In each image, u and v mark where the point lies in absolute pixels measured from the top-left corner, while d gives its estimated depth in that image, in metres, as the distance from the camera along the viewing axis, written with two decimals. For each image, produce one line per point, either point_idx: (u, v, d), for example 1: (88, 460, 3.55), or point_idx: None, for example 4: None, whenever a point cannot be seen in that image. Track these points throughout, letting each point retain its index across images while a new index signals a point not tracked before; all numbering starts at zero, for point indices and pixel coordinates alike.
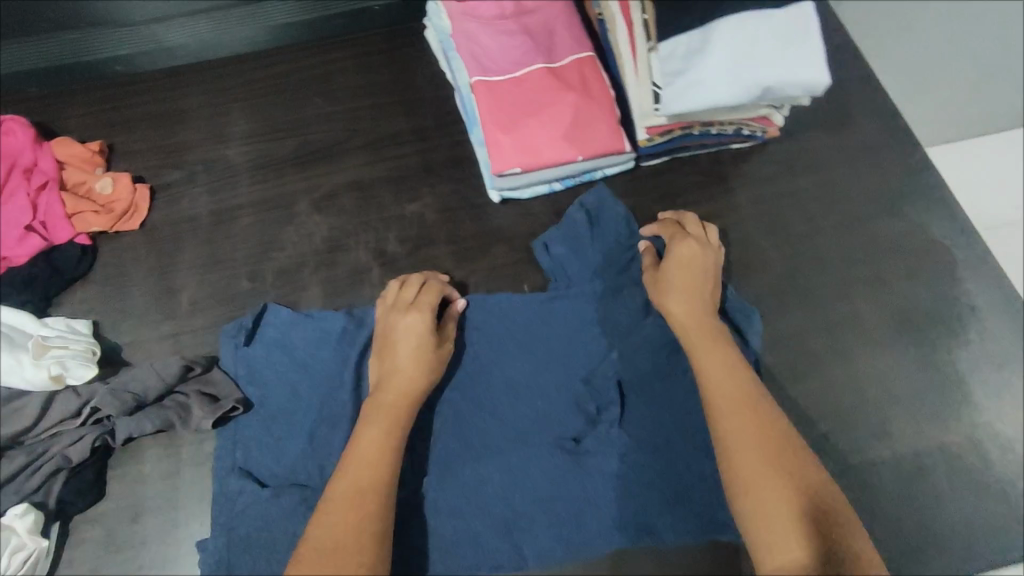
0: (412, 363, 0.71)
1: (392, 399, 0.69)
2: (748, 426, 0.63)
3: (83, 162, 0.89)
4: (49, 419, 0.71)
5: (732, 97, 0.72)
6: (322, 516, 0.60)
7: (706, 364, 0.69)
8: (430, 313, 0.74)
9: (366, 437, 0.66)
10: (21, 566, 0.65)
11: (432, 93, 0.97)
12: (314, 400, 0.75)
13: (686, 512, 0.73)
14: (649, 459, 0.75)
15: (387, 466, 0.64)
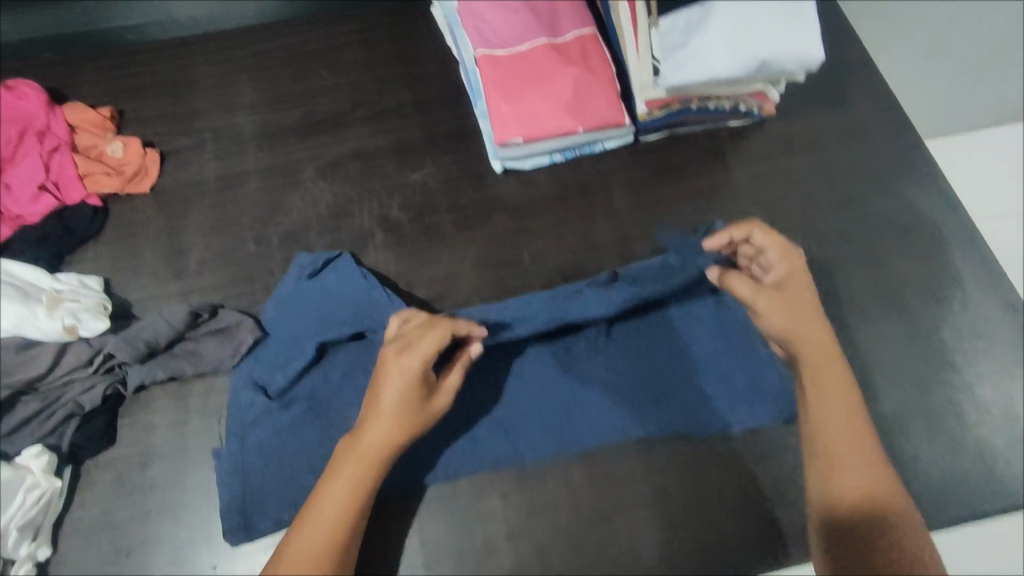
0: (392, 420, 0.64)
1: (363, 456, 0.63)
2: (843, 419, 0.67)
3: (95, 127, 0.90)
4: (62, 366, 0.75)
5: (730, 70, 0.75)
6: (275, 564, 0.60)
7: (814, 363, 0.69)
8: (422, 367, 0.64)
9: (330, 494, 0.63)
10: (35, 503, 0.69)
11: (436, 67, 0.99)
12: (316, 324, 0.78)
13: (670, 410, 0.75)
14: (633, 364, 0.78)
15: (345, 533, 0.62)
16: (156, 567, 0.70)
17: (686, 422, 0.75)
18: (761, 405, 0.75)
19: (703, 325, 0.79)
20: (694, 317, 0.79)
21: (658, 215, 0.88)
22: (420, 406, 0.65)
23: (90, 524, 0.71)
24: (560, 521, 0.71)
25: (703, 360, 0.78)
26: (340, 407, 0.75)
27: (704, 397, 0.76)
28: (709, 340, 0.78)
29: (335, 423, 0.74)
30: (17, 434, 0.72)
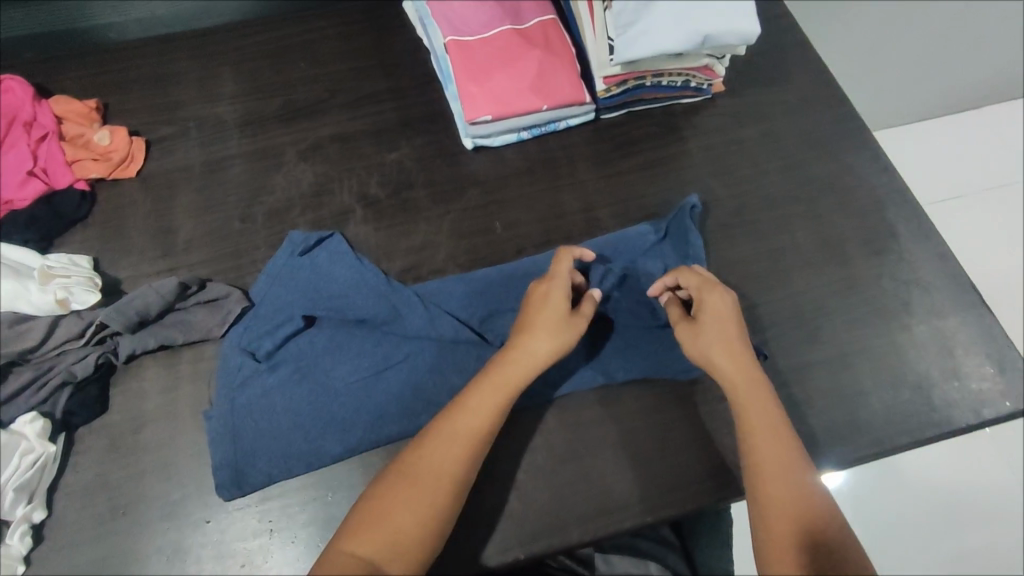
0: (542, 332, 0.70)
1: (517, 359, 0.70)
2: (773, 440, 0.67)
3: (81, 117, 0.94)
4: (54, 339, 0.77)
5: (677, 44, 0.82)
6: (427, 443, 0.65)
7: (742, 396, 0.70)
8: (568, 283, 0.74)
9: (482, 390, 0.68)
10: (31, 466, 0.71)
11: (409, 57, 1.05)
12: (301, 297, 0.81)
13: (636, 356, 0.80)
14: (601, 318, 0.83)
15: (494, 425, 0.67)
16: (152, 523, 0.73)
17: (652, 369, 0.80)
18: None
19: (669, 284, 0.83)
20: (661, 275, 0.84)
21: (620, 184, 0.94)
22: (577, 318, 0.72)
23: (85, 486, 0.74)
24: (537, 461, 0.76)
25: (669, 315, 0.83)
26: (327, 367, 0.79)
27: (670, 347, 0.81)
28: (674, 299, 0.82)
29: (322, 382, 0.78)
30: (11, 403, 0.74)
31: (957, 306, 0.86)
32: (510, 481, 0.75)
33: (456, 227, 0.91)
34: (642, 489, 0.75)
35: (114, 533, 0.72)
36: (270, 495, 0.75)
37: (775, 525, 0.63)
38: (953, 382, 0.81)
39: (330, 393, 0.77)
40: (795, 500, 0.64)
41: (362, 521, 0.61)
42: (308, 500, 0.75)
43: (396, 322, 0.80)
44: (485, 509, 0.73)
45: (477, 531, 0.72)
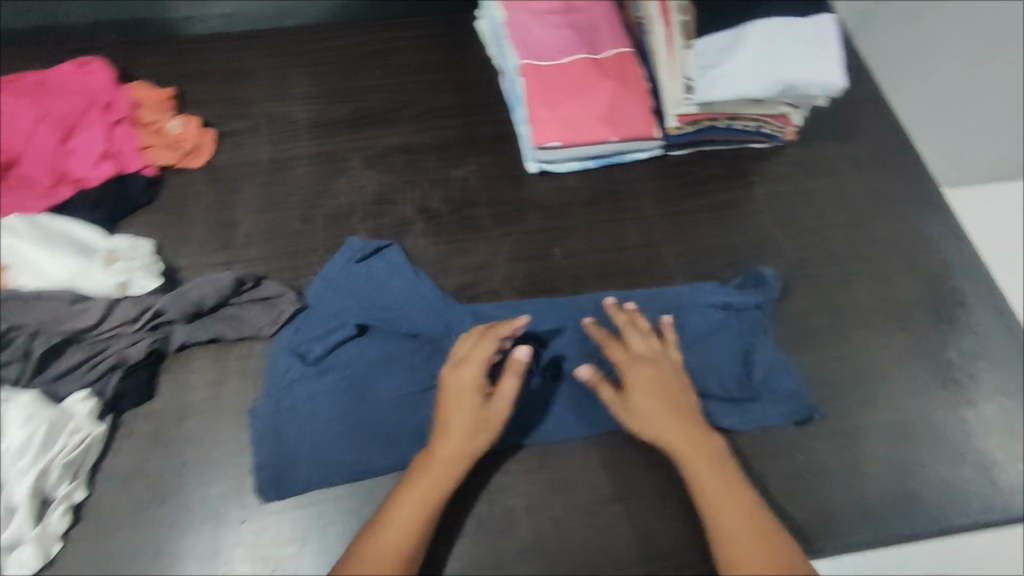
0: (456, 428, 0.69)
1: (439, 461, 0.68)
2: (739, 522, 0.66)
3: (157, 104, 0.96)
4: (109, 321, 0.77)
5: (760, 89, 0.81)
6: (358, 566, 0.63)
7: (700, 482, 0.69)
8: (479, 370, 0.71)
9: (413, 494, 0.67)
10: (77, 446, 0.70)
11: (481, 75, 1.06)
12: (356, 306, 0.82)
13: None
14: None
15: (423, 533, 0.66)
16: (189, 518, 0.72)
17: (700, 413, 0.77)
18: (769, 408, 0.78)
19: (729, 347, 0.81)
20: (723, 341, 0.81)
21: (683, 224, 0.93)
22: (671, 424, 0.71)
23: (126, 471, 0.73)
24: (580, 499, 0.74)
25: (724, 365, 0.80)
26: (374, 379, 0.78)
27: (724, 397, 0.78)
28: (730, 360, 0.80)
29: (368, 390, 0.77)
30: (63, 379, 0.74)
31: None
32: (552, 516, 0.73)
33: (515, 251, 0.90)
34: (686, 539, 0.73)
35: (150, 525, 0.71)
36: (306, 503, 0.73)
37: None
38: (1015, 463, 0.79)
39: (375, 404, 0.77)
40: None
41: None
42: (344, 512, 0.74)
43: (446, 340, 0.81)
44: (522, 542, 0.71)
45: (513, 565, 0.70)
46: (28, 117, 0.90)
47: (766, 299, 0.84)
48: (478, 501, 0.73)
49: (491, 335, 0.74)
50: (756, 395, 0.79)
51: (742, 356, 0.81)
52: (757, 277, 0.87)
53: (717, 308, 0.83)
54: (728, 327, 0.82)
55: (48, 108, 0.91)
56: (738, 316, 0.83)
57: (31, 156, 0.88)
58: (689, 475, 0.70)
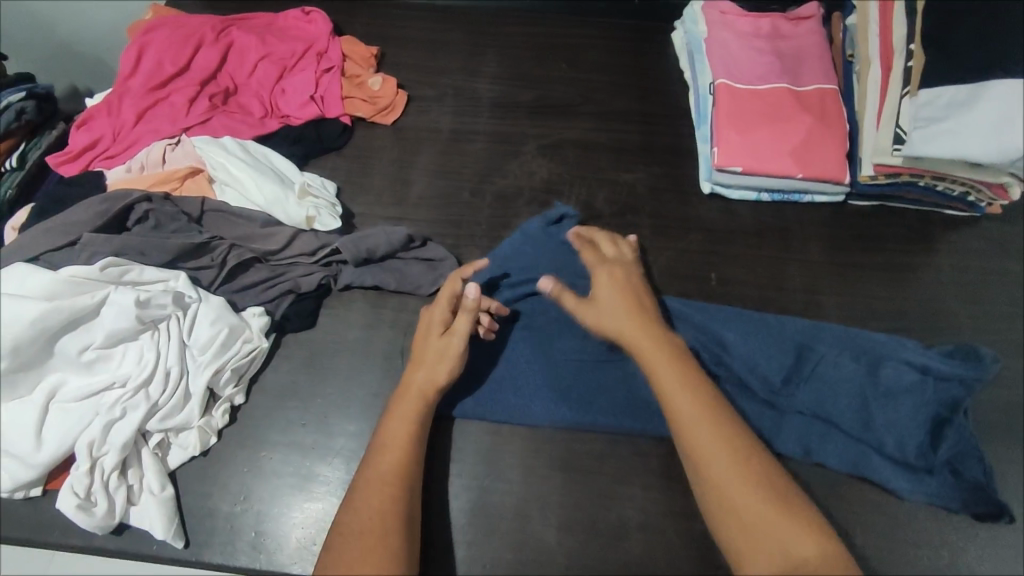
0: (420, 365, 0.71)
1: (411, 388, 0.70)
2: (703, 429, 0.63)
3: (362, 60, 1.03)
4: (291, 249, 0.83)
5: (984, 154, 0.75)
6: (353, 501, 0.63)
7: (665, 386, 0.65)
8: (439, 310, 0.73)
9: (394, 426, 0.68)
10: (246, 355, 0.76)
11: (667, 86, 1.05)
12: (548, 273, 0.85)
13: (847, 448, 0.74)
14: (826, 406, 0.75)
15: (414, 452, 0.67)
16: (324, 446, 0.76)
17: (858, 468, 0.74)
18: (941, 486, 0.72)
19: (920, 412, 0.73)
20: (915, 402, 0.74)
21: (854, 277, 0.88)
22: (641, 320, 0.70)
23: (279, 388, 0.79)
24: (697, 530, 0.72)
25: (903, 434, 0.73)
26: (553, 345, 0.81)
27: (891, 462, 0.73)
28: (918, 424, 0.73)
29: (547, 348, 0.81)
30: (245, 292, 0.81)
31: None
32: (666, 539, 0.71)
33: (672, 267, 0.89)
34: None
35: (292, 442, 0.76)
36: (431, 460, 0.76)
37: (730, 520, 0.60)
38: None
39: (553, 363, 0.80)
40: (733, 464, 0.61)
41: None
42: (467, 487, 0.74)
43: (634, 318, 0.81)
44: (632, 557, 0.70)
45: None
46: (255, 53, 1.00)
47: (976, 377, 0.74)
48: (596, 504, 0.73)
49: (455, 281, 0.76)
50: (935, 469, 0.72)
51: (932, 426, 0.73)
52: (974, 352, 0.76)
53: (913, 368, 0.76)
54: (923, 392, 0.74)
55: (272, 48, 1.00)
56: (935, 384, 0.75)
57: (251, 88, 0.98)
58: (659, 381, 0.66)
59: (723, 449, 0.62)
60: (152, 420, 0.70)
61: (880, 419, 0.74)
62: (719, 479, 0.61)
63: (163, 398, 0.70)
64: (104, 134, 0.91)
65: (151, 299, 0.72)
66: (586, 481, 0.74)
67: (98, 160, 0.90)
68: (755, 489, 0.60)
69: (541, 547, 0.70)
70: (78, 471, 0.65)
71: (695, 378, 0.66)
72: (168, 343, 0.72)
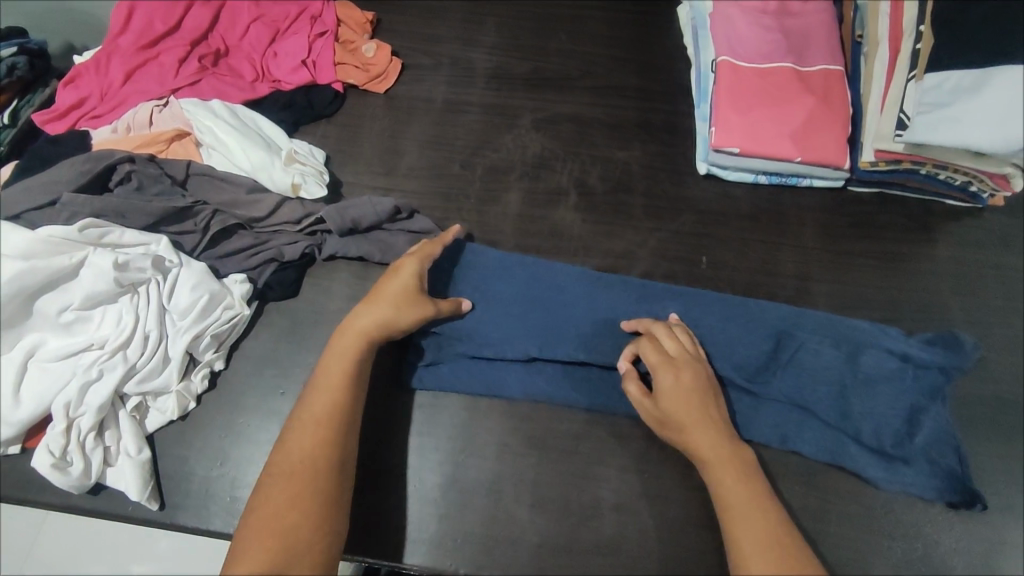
0: (385, 300, 0.71)
1: (351, 327, 0.70)
2: (753, 517, 0.61)
3: (357, 25, 1.01)
4: (277, 218, 0.83)
5: (987, 143, 0.72)
6: (284, 443, 0.63)
7: (722, 483, 0.64)
8: (423, 266, 0.75)
9: (336, 365, 0.67)
10: (228, 321, 0.76)
11: (669, 62, 1.02)
12: (514, 268, 0.83)
13: (826, 437, 0.74)
14: (804, 395, 0.75)
15: (349, 397, 0.66)
16: None
17: (834, 457, 0.73)
18: (919, 476, 0.72)
19: (899, 401, 0.74)
20: (895, 390, 0.74)
21: (847, 265, 0.86)
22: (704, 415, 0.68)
23: (259, 355, 0.79)
24: (669, 513, 0.72)
25: (881, 423, 0.73)
26: (526, 330, 0.79)
27: (868, 451, 0.73)
28: (896, 413, 0.73)
29: (515, 321, 0.79)
30: (228, 258, 0.81)
31: None
32: (638, 520, 0.71)
33: (663, 248, 0.87)
34: None
35: (270, 410, 0.76)
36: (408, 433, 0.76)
37: None
38: None
39: (522, 336, 0.78)
40: (772, 546, 0.59)
41: (239, 545, 0.57)
42: (441, 460, 0.74)
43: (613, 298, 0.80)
44: (602, 535, 0.70)
45: (589, 558, 0.69)
46: (248, 14, 0.97)
47: (957, 365, 0.74)
48: (569, 483, 0.73)
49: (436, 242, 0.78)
50: (910, 458, 0.72)
51: (910, 415, 0.74)
52: (956, 340, 0.76)
53: (894, 356, 0.76)
54: (903, 379, 0.74)
55: (266, 9, 0.98)
56: (916, 372, 0.75)
57: (243, 51, 0.96)
58: (712, 475, 0.65)
59: (763, 534, 0.60)
60: (130, 383, 0.70)
61: (860, 407, 0.74)
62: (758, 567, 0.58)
63: (141, 360, 0.70)
64: (92, 94, 0.90)
65: (130, 262, 0.72)
66: (561, 459, 0.74)
67: (84, 119, 0.89)
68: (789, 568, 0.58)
69: (512, 523, 0.71)
70: (54, 431, 0.66)
71: (746, 472, 0.65)
72: (147, 306, 0.72)
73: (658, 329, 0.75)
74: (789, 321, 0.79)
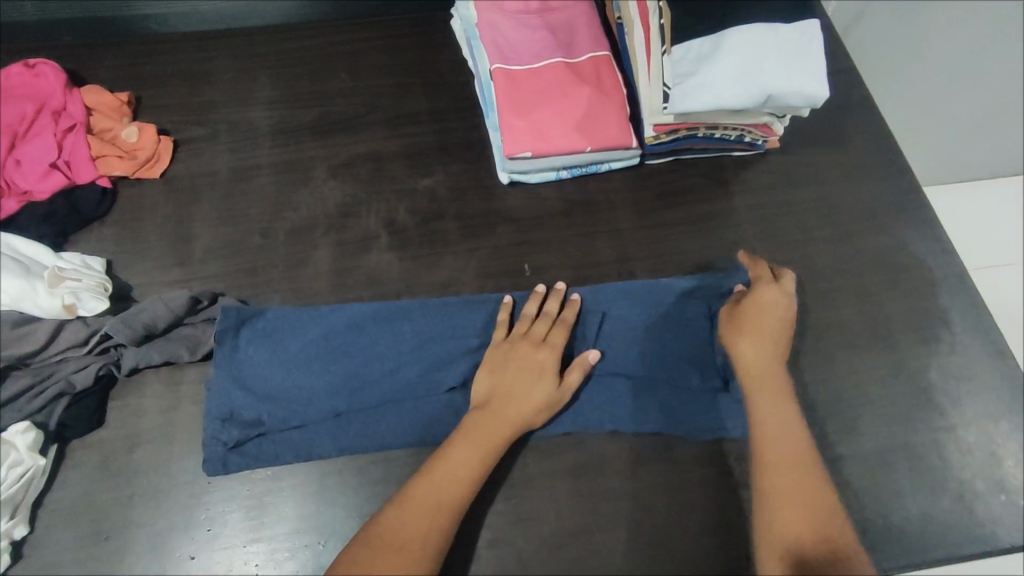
0: (522, 397, 0.71)
1: (501, 413, 0.70)
2: (787, 443, 0.69)
3: (111, 111, 0.92)
4: (56, 345, 0.74)
5: (738, 100, 0.78)
6: (401, 515, 0.64)
7: (765, 414, 0.71)
8: (560, 356, 0.74)
9: (463, 449, 0.68)
10: (16, 480, 0.67)
11: (454, 78, 1.01)
12: (310, 326, 0.79)
13: (655, 395, 0.78)
14: (626, 359, 0.80)
15: (475, 485, 0.67)
16: (139, 555, 0.69)
17: (666, 412, 0.77)
18: (742, 399, 0.78)
19: (699, 338, 0.81)
20: (693, 330, 0.81)
21: (661, 237, 0.90)
22: (777, 367, 0.74)
23: (72, 504, 0.70)
24: (544, 532, 0.72)
25: (695, 360, 0.80)
26: (337, 386, 0.76)
27: (694, 391, 0.78)
28: (694, 348, 0.81)
29: (320, 381, 0.76)
30: (5, 408, 0.71)
31: (1006, 409, 0.82)
32: (516, 550, 0.71)
33: (486, 267, 0.86)
34: None
35: (97, 563, 0.68)
36: (261, 536, 0.70)
37: (784, 523, 0.64)
38: (994, 492, 0.78)
39: (329, 395, 0.75)
40: (800, 482, 0.66)
41: None
42: (304, 554, 0.70)
43: (414, 328, 0.79)
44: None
45: None
46: None
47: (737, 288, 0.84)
48: None
49: (563, 326, 0.78)
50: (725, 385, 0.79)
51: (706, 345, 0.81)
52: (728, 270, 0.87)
53: (686, 297, 0.83)
54: (698, 316, 0.82)
55: None
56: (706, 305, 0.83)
57: None
58: (759, 407, 0.71)
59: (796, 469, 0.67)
60: None
61: (673, 352, 0.80)
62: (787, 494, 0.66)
63: None
64: None
65: None
66: None
67: None
68: (811, 500, 0.65)
69: None
70: None
71: (798, 420, 0.71)
72: None
73: (767, 275, 0.80)
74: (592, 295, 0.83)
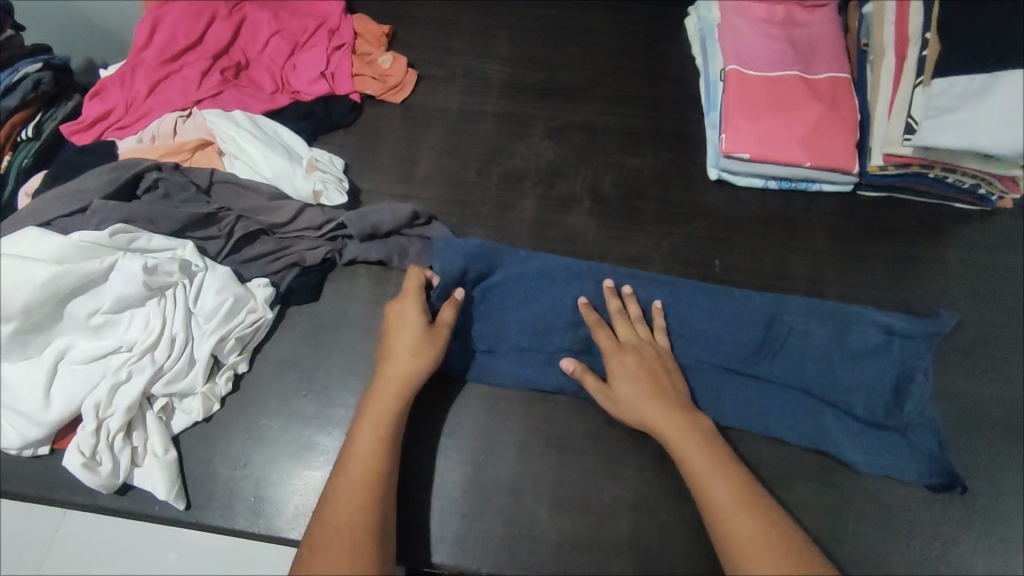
0: (404, 350, 0.72)
1: (384, 388, 0.70)
2: (722, 481, 0.65)
3: (373, 39, 1.03)
4: (298, 223, 0.84)
5: (994, 146, 0.75)
6: (326, 511, 0.62)
7: (691, 456, 0.67)
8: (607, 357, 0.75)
9: (364, 434, 0.67)
10: (252, 324, 0.78)
11: (678, 72, 1.04)
12: (508, 265, 0.85)
13: (822, 418, 0.76)
14: (799, 375, 0.78)
15: (387, 464, 0.66)
16: (325, 417, 0.78)
17: (828, 437, 0.75)
18: (918, 449, 0.74)
19: (885, 373, 0.77)
20: (880, 363, 0.78)
21: (861, 268, 0.88)
22: (659, 407, 0.70)
23: (283, 358, 0.81)
24: (688, 511, 0.73)
25: (876, 396, 0.77)
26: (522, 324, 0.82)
27: (866, 425, 0.76)
28: (882, 382, 0.77)
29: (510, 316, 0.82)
30: (252, 263, 0.83)
31: None
32: (658, 519, 0.72)
33: (676, 253, 0.89)
34: None
35: (293, 412, 0.78)
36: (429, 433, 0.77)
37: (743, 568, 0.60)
38: None
39: (516, 330, 0.82)
40: (747, 515, 0.62)
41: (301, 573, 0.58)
42: (463, 460, 0.75)
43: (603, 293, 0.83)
44: (621, 532, 0.72)
45: (609, 555, 0.71)
46: (268, 27, 1.00)
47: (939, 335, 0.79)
48: (590, 483, 0.74)
49: (622, 322, 0.78)
50: (903, 429, 0.76)
51: (895, 381, 0.77)
52: (932, 316, 0.82)
53: (881, 331, 0.80)
54: (889, 351, 0.78)
55: (285, 23, 1.00)
56: (901, 343, 0.79)
57: (262, 64, 0.98)
58: (681, 450, 0.68)
59: (736, 503, 0.63)
60: (157, 384, 0.72)
61: (852, 382, 0.77)
62: (737, 529, 0.62)
63: (169, 362, 0.73)
64: (117, 105, 0.92)
65: (158, 266, 0.74)
66: (580, 458, 0.75)
67: (110, 130, 0.91)
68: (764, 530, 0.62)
69: (535, 520, 0.72)
70: (85, 430, 0.69)
71: (723, 455, 0.68)
72: (174, 309, 0.75)
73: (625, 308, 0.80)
74: (779, 304, 0.82)
